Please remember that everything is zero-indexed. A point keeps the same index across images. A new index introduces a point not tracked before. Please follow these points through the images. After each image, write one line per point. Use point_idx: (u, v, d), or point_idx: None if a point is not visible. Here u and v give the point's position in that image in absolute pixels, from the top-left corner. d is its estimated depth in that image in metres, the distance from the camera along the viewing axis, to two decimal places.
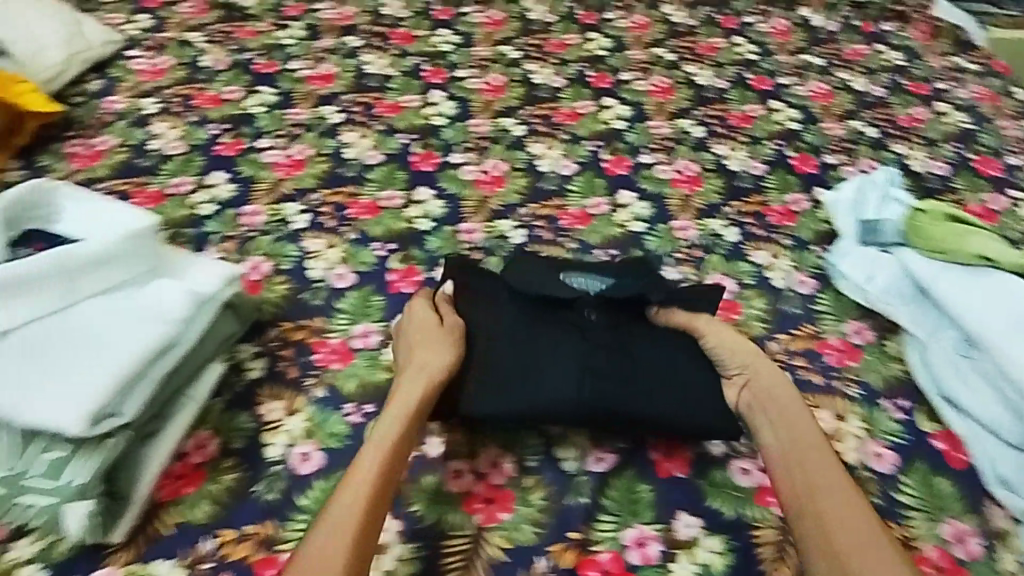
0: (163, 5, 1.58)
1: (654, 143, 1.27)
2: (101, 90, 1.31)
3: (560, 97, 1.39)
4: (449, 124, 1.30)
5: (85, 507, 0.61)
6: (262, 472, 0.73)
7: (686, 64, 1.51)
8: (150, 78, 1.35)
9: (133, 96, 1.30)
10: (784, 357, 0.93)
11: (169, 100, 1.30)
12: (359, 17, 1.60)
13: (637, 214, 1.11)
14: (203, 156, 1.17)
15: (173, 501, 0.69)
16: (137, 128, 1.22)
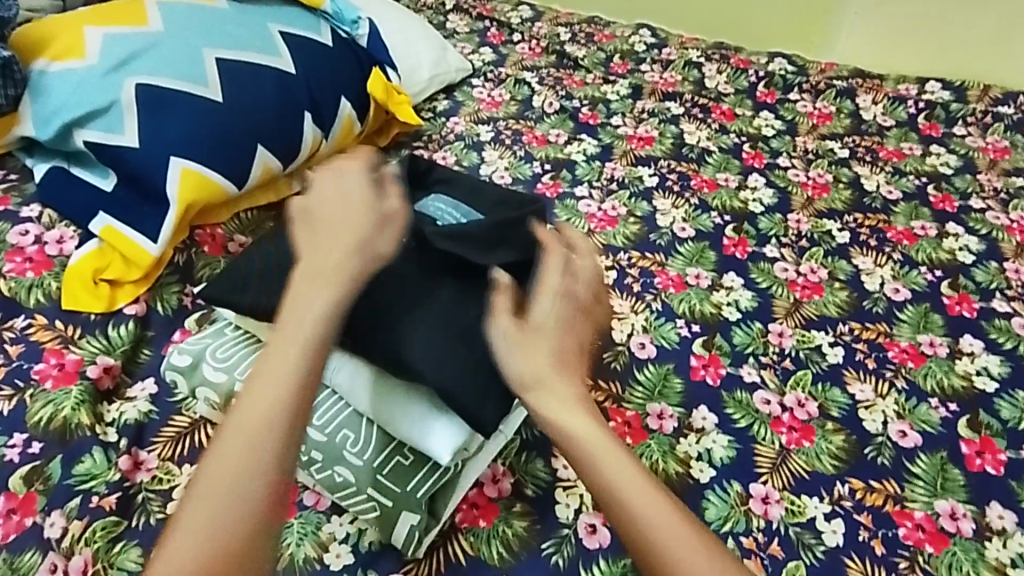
0: (505, 44, 1.71)
1: (1011, 288, 1.09)
2: (446, 110, 1.43)
3: (892, 211, 1.25)
4: (765, 212, 1.22)
5: (413, 519, 0.68)
6: (552, 531, 0.72)
7: None
8: (488, 108, 1.45)
9: (472, 121, 1.40)
10: None
11: (501, 130, 1.38)
12: (682, 86, 1.61)
13: (984, 369, 0.95)
14: (526, 192, 1.23)
15: (470, 530, 0.72)
16: (472, 151, 1.32)
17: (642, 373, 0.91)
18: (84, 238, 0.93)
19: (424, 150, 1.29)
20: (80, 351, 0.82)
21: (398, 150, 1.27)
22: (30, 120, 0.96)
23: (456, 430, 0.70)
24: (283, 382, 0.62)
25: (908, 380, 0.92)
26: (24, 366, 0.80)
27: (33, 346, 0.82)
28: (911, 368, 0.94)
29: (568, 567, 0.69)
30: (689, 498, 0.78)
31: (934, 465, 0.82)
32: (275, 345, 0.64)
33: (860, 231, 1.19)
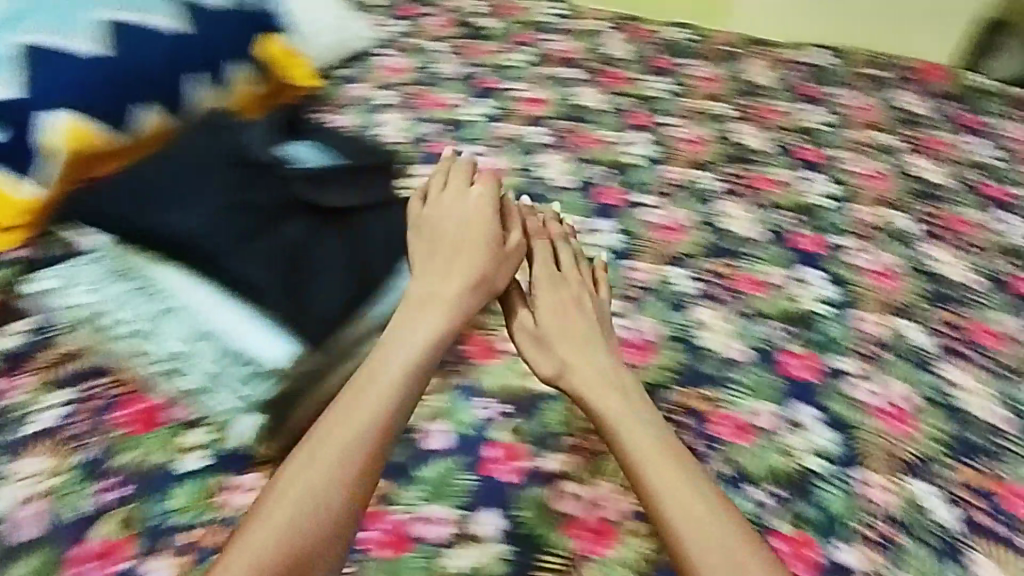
0: (414, 16, 1.76)
1: (859, 230, 1.20)
2: (350, 79, 1.48)
3: (762, 163, 1.35)
4: (644, 164, 1.31)
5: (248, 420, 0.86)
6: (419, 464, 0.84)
7: (908, 154, 1.41)
8: (392, 75, 1.51)
9: (375, 86, 1.46)
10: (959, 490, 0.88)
11: (399, 94, 1.45)
12: (582, 54, 1.68)
13: (818, 296, 1.06)
14: (419, 151, 1.31)
15: None
16: (370, 113, 1.38)
17: (505, 303, 1.02)
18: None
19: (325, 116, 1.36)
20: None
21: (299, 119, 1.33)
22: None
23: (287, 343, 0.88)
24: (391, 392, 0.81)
25: (746, 307, 1.03)
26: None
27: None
28: (751, 296, 1.04)
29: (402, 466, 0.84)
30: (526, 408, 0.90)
31: (751, 375, 0.95)
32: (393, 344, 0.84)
33: (728, 180, 1.29)
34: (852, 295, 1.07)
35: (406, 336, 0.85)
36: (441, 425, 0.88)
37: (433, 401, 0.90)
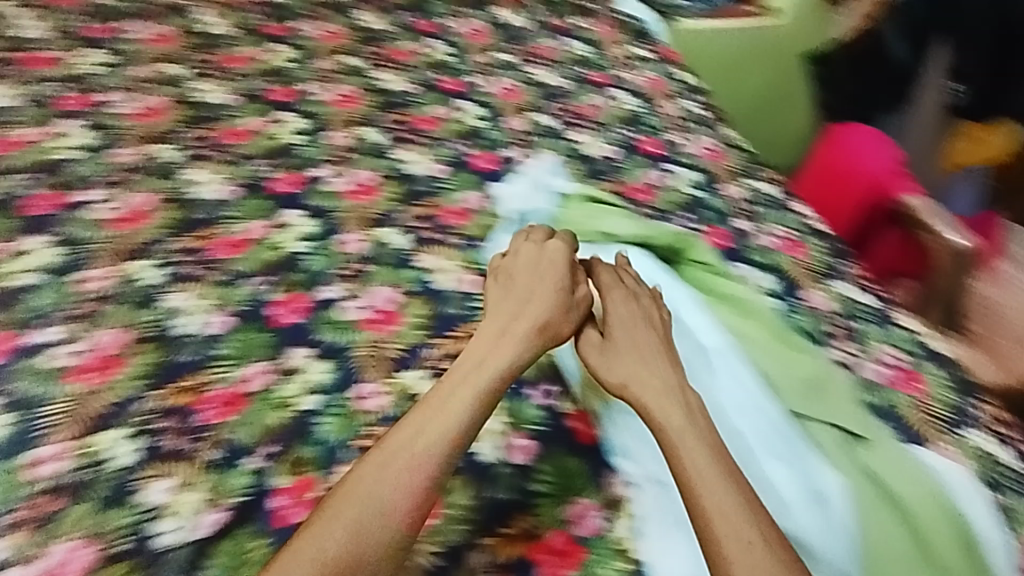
0: (110, 36, 1.41)
1: (672, 125, 1.48)
2: (99, 143, 1.15)
3: (572, 94, 1.54)
4: (490, 125, 1.38)
5: None
6: (491, 477, 0.78)
7: (647, 53, 1.75)
8: (150, 121, 1.22)
9: (144, 143, 1.17)
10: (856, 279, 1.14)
11: (191, 145, 1.18)
12: (348, 34, 1.57)
13: (690, 181, 1.31)
14: (264, 197, 1.11)
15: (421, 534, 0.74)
16: (173, 175, 1.12)
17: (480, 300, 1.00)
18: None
19: (99, 193, 1.06)
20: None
21: (74, 212, 1.02)
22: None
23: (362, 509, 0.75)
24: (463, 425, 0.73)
25: (656, 209, 1.23)
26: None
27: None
28: (651, 201, 1.25)
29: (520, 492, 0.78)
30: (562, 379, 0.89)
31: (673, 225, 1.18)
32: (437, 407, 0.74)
33: (560, 115, 1.45)
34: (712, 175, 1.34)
35: (682, 430, 0.74)
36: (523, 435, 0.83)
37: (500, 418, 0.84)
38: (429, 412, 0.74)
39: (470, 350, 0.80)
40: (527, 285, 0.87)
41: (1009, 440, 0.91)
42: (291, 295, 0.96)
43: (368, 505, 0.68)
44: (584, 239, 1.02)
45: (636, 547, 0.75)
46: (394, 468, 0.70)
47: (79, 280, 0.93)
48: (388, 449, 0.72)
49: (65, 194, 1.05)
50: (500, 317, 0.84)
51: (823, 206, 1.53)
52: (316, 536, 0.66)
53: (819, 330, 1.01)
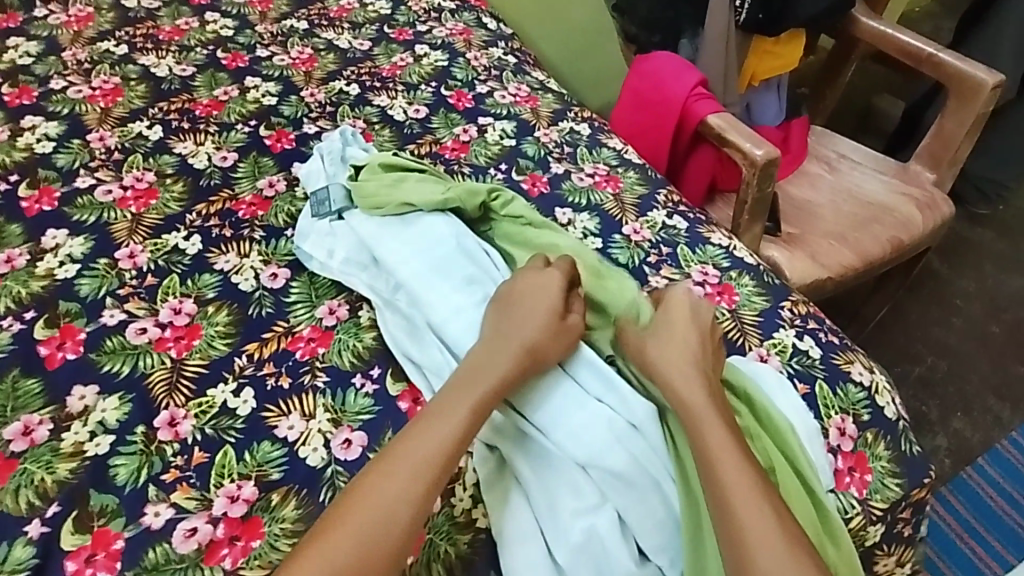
0: None
1: (481, 74, 1.44)
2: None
3: (374, 55, 1.45)
4: (281, 100, 1.28)
5: None
6: (318, 481, 0.73)
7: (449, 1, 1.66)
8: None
9: None
10: (671, 205, 1.17)
11: None
12: (104, 17, 1.39)
13: (504, 132, 1.29)
14: (18, 221, 0.98)
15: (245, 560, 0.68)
16: None
17: (291, 293, 0.92)
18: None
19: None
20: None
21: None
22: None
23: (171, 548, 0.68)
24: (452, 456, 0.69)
25: (471, 165, 1.21)
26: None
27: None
28: (466, 157, 1.23)
29: None
30: (383, 361, 0.85)
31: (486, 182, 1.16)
32: (442, 421, 0.71)
33: (362, 79, 1.37)
34: (524, 121, 1.32)
35: (706, 416, 0.73)
36: (350, 429, 0.78)
37: (323, 416, 0.79)
38: (434, 430, 0.71)
39: (479, 362, 0.76)
40: (531, 292, 0.83)
41: (813, 331, 0.97)
42: (62, 329, 0.86)
43: (380, 523, 0.65)
44: (385, 213, 0.98)
45: (481, 515, 0.74)
46: (399, 486, 0.67)
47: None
48: (394, 468, 0.68)
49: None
50: (510, 328, 0.79)
51: (637, 137, 1.54)
52: (326, 545, 0.64)
53: (637, 264, 1.05)
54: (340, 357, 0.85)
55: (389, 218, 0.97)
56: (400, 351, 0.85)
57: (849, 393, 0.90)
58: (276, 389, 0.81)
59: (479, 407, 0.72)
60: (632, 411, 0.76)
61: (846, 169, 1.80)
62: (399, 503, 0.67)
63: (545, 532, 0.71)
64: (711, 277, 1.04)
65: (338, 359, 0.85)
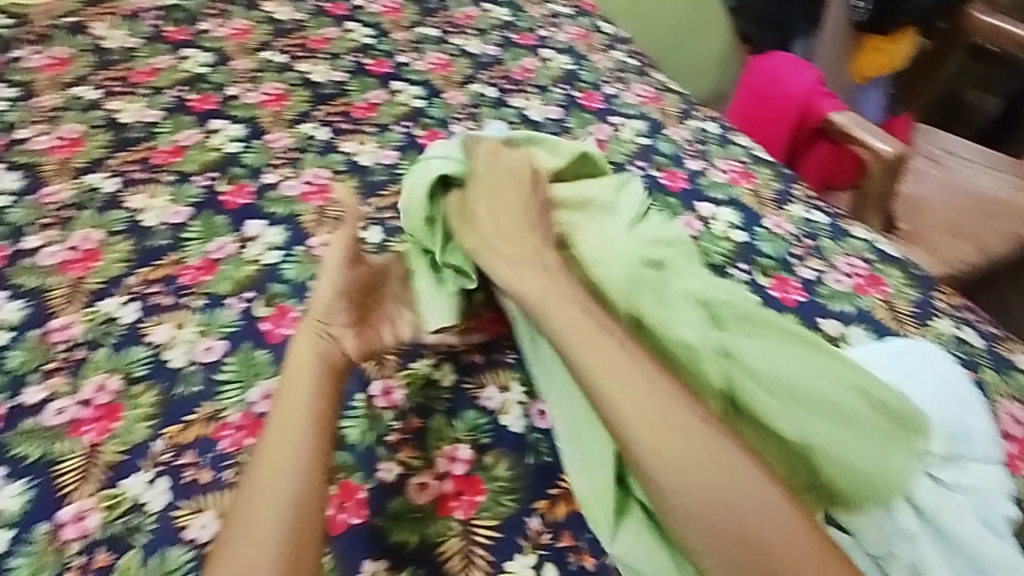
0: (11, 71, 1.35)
1: (606, 76, 1.49)
2: (23, 187, 1.11)
3: (503, 60, 1.53)
4: (428, 103, 1.37)
5: (384, 561, 0.71)
6: (523, 446, 0.81)
7: (565, 6, 1.74)
8: (71, 152, 1.18)
9: (75, 176, 1.13)
10: (809, 199, 1.21)
11: (125, 170, 1.14)
12: (259, 29, 1.51)
13: (636, 130, 1.34)
14: (219, 213, 1.08)
15: (476, 512, 0.75)
16: (115, 209, 1.08)
17: None
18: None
19: (38, 240, 1.03)
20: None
21: (16, 264, 0.99)
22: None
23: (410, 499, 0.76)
24: (292, 465, 0.69)
25: (610, 161, 1.26)
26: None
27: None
28: (605, 154, 1.28)
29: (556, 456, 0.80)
30: None
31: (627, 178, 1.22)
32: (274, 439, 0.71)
33: (497, 83, 1.45)
34: (655, 119, 1.37)
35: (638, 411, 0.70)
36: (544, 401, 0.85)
37: (519, 389, 0.86)
38: (282, 444, 0.71)
39: (289, 382, 0.76)
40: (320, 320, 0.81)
41: (967, 320, 1.00)
42: (278, 309, 0.93)
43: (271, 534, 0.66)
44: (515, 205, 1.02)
45: None
46: (266, 510, 0.67)
47: (44, 334, 0.90)
48: (255, 500, 0.68)
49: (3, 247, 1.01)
50: (295, 364, 0.77)
51: (755, 129, 1.58)
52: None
53: (786, 253, 1.08)
54: None
55: None
56: None
57: (1013, 378, 0.93)
58: (471, 364, 0.89)
59: (309, 407, 0.74)
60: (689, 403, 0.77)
61: (958, 165, 1.78)
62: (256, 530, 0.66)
63: None
64: (860, 267, 1.07)
65: None
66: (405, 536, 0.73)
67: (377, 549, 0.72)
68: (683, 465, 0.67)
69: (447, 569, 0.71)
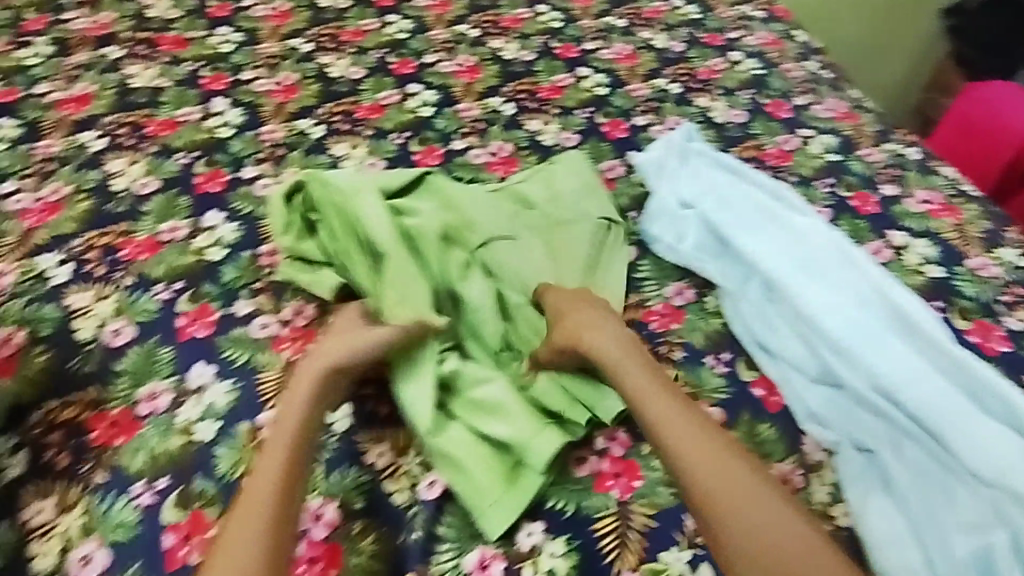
0: (237, 14, 1.46)
1: (797, 87, 1.41)
2: (245, 122, 1.21)
3: (689, 57, 1.48)
4: (611, 91, 1.37)
5: (541, 525, 0.73)
6: None
7: (759, 10, 1.67)
8: (286, 97, 1.27)
9: (287, 118, 1.23)
10: (1019, 246, 1.10)
11: (330, 119, 1.23)
12: (457, 3, 1.57)
13: (826, 145, 1.27)
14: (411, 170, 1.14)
15: (633, 496, 0.76)
16: (319, 154, 1.17)
17: (641, 269, 0.99)
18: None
19: (254, 170, 1.12)
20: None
21: (235, 189, 1.09)
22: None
23: (570, 470, 0.77)
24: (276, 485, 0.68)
25: (795, 174, 1.21)
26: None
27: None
28: (790, 166, 1.23)
29: None
30: (732, 346, 0.90)
31: (812, 194, 1.17)
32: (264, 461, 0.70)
33: (682, 80, 1.42)
34: (848, 136, 1.29)
35: (692, 446, 0.72)
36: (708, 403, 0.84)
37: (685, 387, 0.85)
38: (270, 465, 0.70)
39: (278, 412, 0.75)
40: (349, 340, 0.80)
41: None
42: None
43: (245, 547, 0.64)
44: (705, 199, 1.04)
45: (841, 511, 0.76)
46: (243, 526, 0.66)
47: (255, 256, 0.99)
48: (236, 515, 0.67)
49: (225, 172, 1.11)
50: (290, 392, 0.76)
51: (959, 161, 1.46)
52: None
53: (988, 300, 1.00)
54: (694, 336, 0.91)
55: (747, 212, 1.00)
56: (749, 338, 0.89)
57: None
58: None
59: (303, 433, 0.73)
60: (840, 433, 0.80)
61: None
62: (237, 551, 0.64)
63: (924, 543, 0.70)
64: None
65: (691, 336, 0.91)
66: (562, 504, 0.74)
67: (535, 511, 0.74)
68: (722, 483, 0.69)
69: (602, 546, 0.71)
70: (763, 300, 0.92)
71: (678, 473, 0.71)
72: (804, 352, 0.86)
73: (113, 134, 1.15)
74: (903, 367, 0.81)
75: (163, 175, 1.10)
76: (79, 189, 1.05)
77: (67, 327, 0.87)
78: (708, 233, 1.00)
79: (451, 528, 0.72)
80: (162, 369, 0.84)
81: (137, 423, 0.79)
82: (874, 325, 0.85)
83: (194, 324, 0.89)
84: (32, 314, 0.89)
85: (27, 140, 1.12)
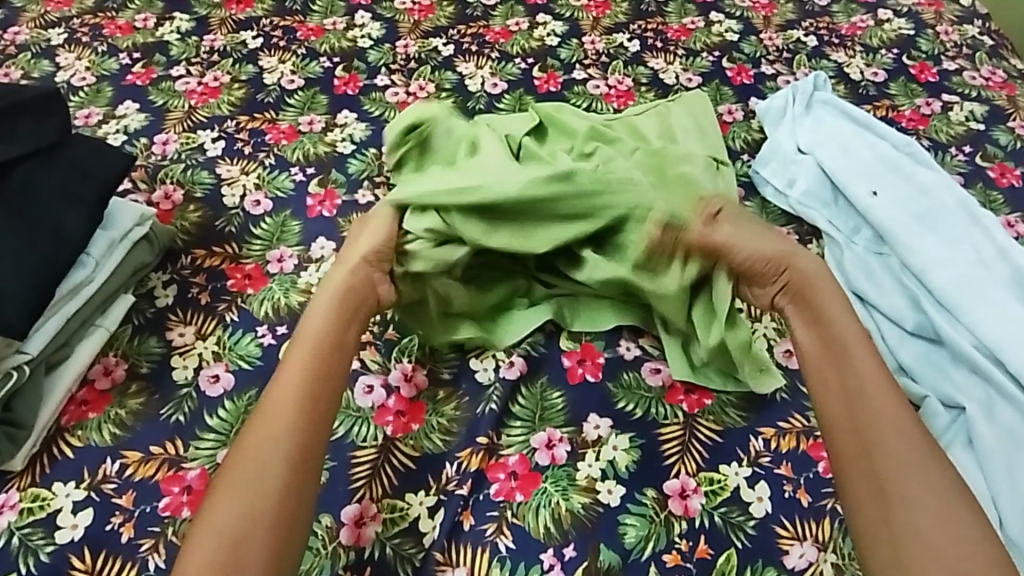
0: None
1: (949, 50, 1.30)
2: (383, 35, 1.28)
3: (832, 11, 1.38)
4: (742, 38, 1.32)
5: (607, 421, 0.77)
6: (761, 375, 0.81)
7: None
8: (423, 16, 1.32)
9: (420, 37, 1.28)
10: None
11: (459, 40, 1.28)
12: None
13: (972, 113, 1.18)
14: (532, 94, 1.19)
15: (701, 412, 0.78)
16: (445, 71, 1.23)
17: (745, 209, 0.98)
18: (136, 363, 0.81)
19: (386, 79, 1.20)
20: (196, 462, 0.74)
21: (367, 93, 1.17)
22: (9, 164, 0.76)
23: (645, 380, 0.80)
24: (291, 397, 0.67)
25: (930, 139, 1.14)
26: (148, 510, 0.71)
27: (145, 484, 0.72)
28: (925, 130, 1.15)
29: (793, 395, 0.79)
30: None
31: (942, 160, 1.10)
32: (281, 374, 0.69)
33: (821, 33, 1.33)
34: (999, 107, 1.19)
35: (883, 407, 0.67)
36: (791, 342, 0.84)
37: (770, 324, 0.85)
38: (294, 378, 0.69)
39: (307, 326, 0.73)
40: (353, 257, 0.78)
41: None
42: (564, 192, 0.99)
43: (240, 507, 0.61)
44: (824, 148, 1.01)
45: None
46: (262, 441, 0.65)
47: (379, 153, 1.06)
48: (255, 428, 0.66)
49: (360, 78, 1.20)
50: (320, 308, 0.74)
51: None
52: (218, 507, 0.62)
53: None
54: None
55: (871, 163, 0.97)
56: (849, 284, 0.87)
57: None
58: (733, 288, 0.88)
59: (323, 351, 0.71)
60: (929, 389, 0.78)
61: None
62: (256, 458, 0.64)
63: (998, 504, 0.69)
64: None
65: None
66: (631, 407, 0.78)
67: (604, 409, 0.78)
68: (930, 480, 0.63)
69: (664, 449, 0.75)
70: (869, 252, 0.90)
71: (877, 417, 0.67)
72: (906, 308, 0.83)
73: (266, 35, 1.26)
74: (1011, 329, 0.78)
75: (305, 75, 1.19)
76: (236, 79, 1.17)
77: (217, 192, 1.00)
78: (822, 183, 0.97)
79: (524, 408, 0.78)
80: (290, 238, 0.94)
81: (266, 278, 0.90)
82: (990, 288, 0.82)
83: (321, 205, 0.99)
84: (190, 177, 1.01)
85: (197, 33, 1.25)
